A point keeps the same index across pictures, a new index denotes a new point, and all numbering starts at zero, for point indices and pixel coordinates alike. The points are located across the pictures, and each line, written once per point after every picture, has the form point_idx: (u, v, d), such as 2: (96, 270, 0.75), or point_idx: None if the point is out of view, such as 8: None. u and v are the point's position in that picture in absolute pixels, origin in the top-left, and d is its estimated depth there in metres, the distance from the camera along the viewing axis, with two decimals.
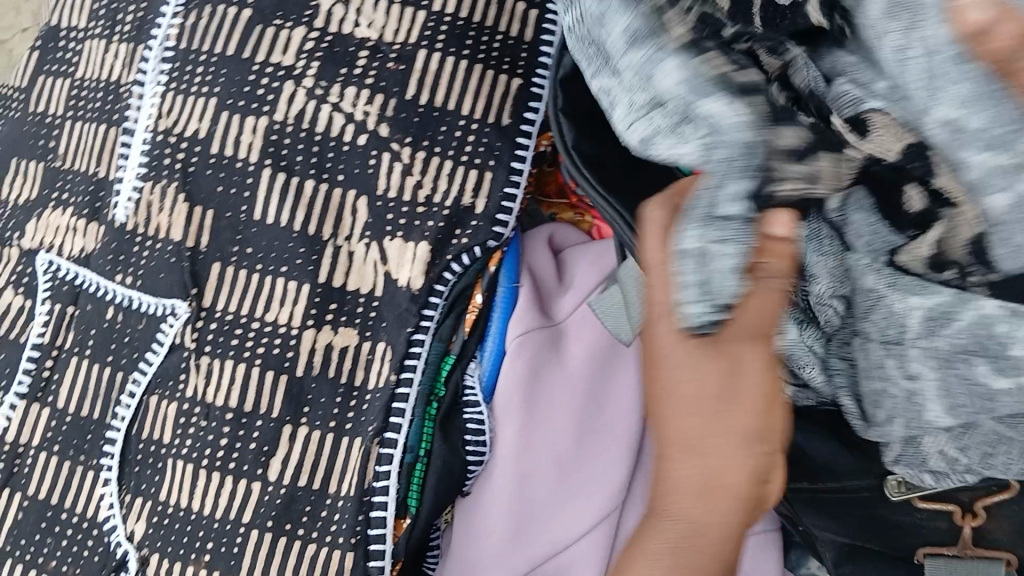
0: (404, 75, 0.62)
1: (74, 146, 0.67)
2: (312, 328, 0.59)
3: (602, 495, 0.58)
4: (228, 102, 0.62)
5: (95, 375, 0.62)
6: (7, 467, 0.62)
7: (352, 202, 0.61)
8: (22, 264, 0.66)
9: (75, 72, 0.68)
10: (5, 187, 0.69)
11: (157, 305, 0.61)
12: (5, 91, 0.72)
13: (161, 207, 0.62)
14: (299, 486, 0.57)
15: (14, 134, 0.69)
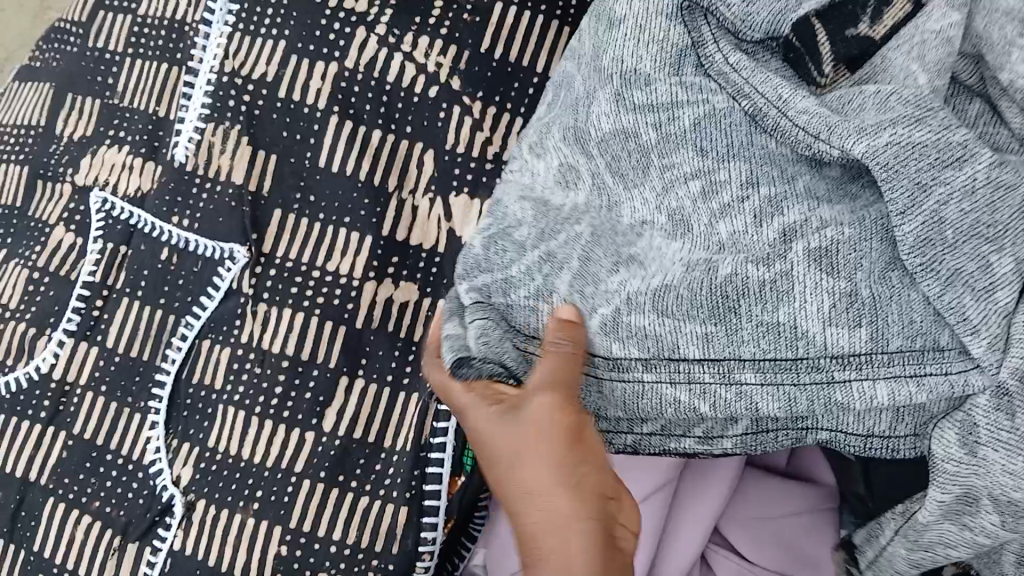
0: (479, 28, 0.60)
1: (133, 83, 0.66)
2: (373, 280, 0.58)
3: (656, 463, 0.55)
4: (298, 46, 0.61)
5: (146, 316, 0.61)
6: (53, 405, 0.61)
7: (418, 154, 0.60)
8: (75, 201, 0.65)
9: (138, 9, 0.67)
10: (60, 122, 0.67)
11: (215, 248, 0.60)
12: (62, 25, 0.70)
13: (222, 149, 0.61)
14: (353, 438, 0.56)
15: (71, 69, 0.68)
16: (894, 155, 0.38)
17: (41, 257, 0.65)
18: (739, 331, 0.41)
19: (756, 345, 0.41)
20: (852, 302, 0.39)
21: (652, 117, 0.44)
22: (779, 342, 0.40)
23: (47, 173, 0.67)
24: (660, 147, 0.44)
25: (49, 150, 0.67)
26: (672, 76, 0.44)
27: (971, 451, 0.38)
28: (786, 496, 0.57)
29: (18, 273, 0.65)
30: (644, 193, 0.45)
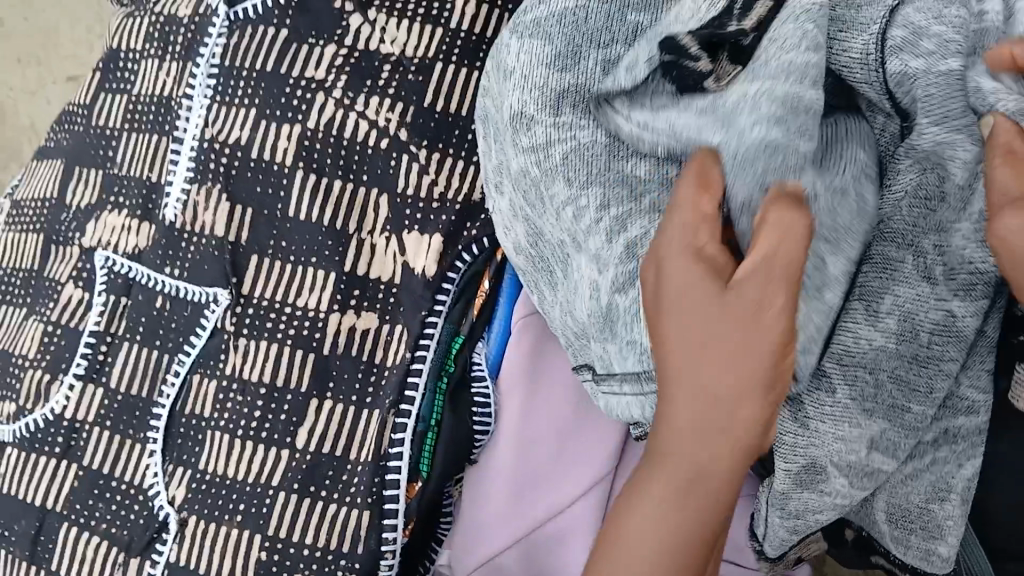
0: (422, 85, 0.68)
1: (129, 154, 0.74)
2: (337, 312, 0.66)
3: (597, 461, 0.62)
4: (267, 112, 0.69)
5: (144, 357, 0.69)
6: (65, 440, 0.69)
7: (374, 199, 0.67)
8: (82, 261, 0.74)
9: (132, 90, 0.76)
10: (69, 192, 0.76)
11: (202, 293, 0.68)
12: (70, 108, 0.80)
13: (206, 206, 0.69)
14: (323, 452, 0.63)
15: (77, 146, 0.77)
16: (755, 154, 0.43)
17: (54, 312, 0.73)
18: None
19: None
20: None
21: (535, 156, 0.52)
22: None
23: (59, 238, 0.76)
24: (544, 179, 0.52)
25: (60, 218, 0.76)
26: (549, 119, 0.51)
27: (801, 423, 0.47)
28: None
29: (37, 327, 0.74)
30: (550, 220, 0.53)
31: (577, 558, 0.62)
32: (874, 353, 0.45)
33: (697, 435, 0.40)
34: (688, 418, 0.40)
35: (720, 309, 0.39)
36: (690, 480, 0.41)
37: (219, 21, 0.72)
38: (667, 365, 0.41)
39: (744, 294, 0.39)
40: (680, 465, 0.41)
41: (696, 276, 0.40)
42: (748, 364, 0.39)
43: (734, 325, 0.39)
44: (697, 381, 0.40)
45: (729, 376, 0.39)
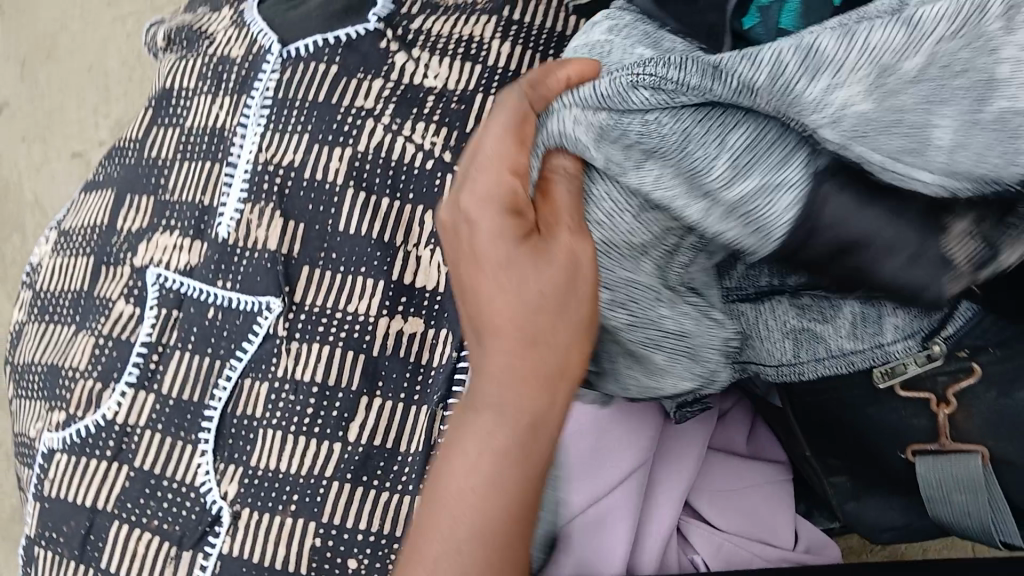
0: (465, 113, 0.74)
1: (182, 181, 0.80)
2: (385, 317, 0.70)
3: (637, 444, 0.64)
4: (319, 137, 0.75)
5: (196, 364, 0.72)
6: (116, 444, 0.72)
7: (419, 215, 0.72)
8: (133, 279, 0.78)
9: (185, 124, 0.82)
10: (120, 218, 0.81)
11: (253, 303, 0.72)
12: (122, 143, 0.85)
13: (258, 223, 0.74)
14: (374, 445, 0.66)
15: (129, 176, 0.82)
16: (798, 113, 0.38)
17: (105, 326, 0.76)
18: None
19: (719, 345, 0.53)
20: None
21: None
22: None
23: (110, 259, 0.80)
24: None
25: (111, 241, 0.80)
26: None
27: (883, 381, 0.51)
28: (744, 477, 0.66)
29: (86, 341, 0.77)
30: None
31: (622, 544, 0.61)
32: (885, 353, 0.49)
33: (463, 496, 0.45)
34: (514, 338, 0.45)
35: (501, 288, 0.45)
36: (465, 528, 0.45)
37: (275, 60, 0.78)
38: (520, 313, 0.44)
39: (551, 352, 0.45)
40: (448, 526, 0.45)
41: (479, 222, 0.45)
42: (545, 382, 0.45)
43: (534, 331, 0.44)
44: (465, 438, 0.45)
45: (482, 429, 0.45)
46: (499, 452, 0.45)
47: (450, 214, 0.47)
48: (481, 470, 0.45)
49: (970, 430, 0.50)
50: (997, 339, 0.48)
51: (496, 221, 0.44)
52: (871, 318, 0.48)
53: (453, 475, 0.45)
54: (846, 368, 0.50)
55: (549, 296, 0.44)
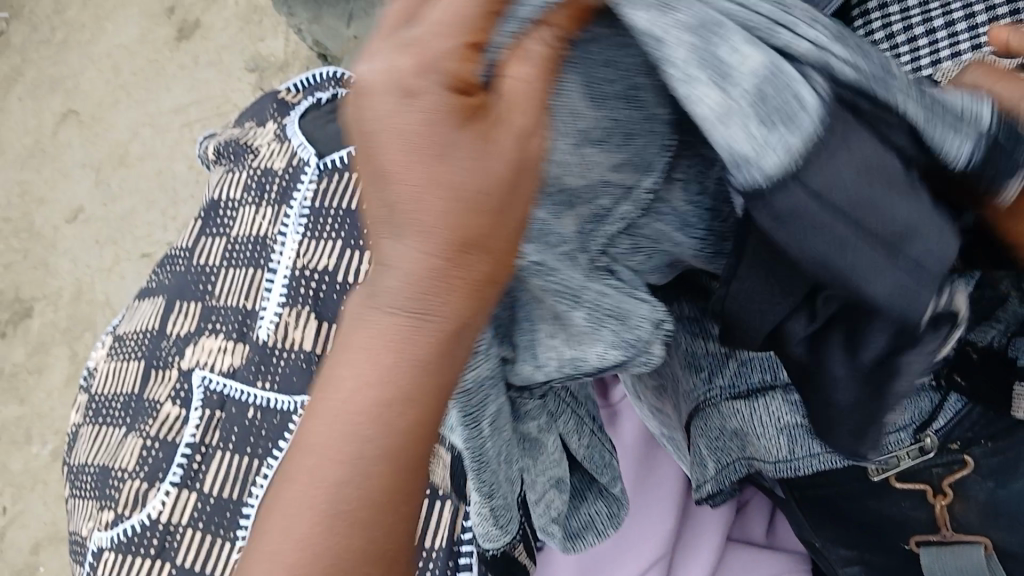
0: None
1: (226, 287, 0.84)
2: None
3: (652, 540, 0.66)
4: (352, 242, 0.80)
5: (235, 463, 0.76)
6: (160, 542, 0.75)
7: None
8: (180, 382, 0.82)
9: (231, 232, 0.86)
10: (170, 323, 0.86)
11: (290, 402, 0.76)
12: (173, 253, 0.90)
13: (295, 325, 0.78)
14: None
15: (179, 284, 0.87)
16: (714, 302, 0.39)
17: (153, 427, 0.81)
18: (710, 431, 0.55)
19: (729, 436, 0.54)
20: (722, 430, 0.54)
21: None
22: (734, 436, 0.55)
23: (159, 362, 0.84)
24: None
25: (160, 346, 0.85)
26: None
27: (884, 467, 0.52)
28: (763, 566, 0.66)
29: (135, 443, 0.81)
30: None
31: None
32: (879, 445, 0.51)
33: (324, 465, 0.36)
34: (397, 174, 0.33)
35: (401, 158, 0.33)
36: (317, 507, 0.36)
37: (312, 171, 0.83)
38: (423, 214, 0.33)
39: (467, 261, 0.34)
40: (303, 495, 0.36)
41: (378, 84, 0.33)
42: (454, 305, 0.34)
43: (421, 223, 0.33)
44: (346, 360, 0.36)
45: (356, 380, 0.36)
46: (382, 411, 0.36)
47: (369, 71, 0.34)
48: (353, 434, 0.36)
49: (967, 519, 0.51)
50: (987, 432, 0.50)
51: (437, 99, 0.32)
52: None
53: (320, 433, 0.37)
54: (846, 463, 0.52)
55: (492, 198, 0.33)
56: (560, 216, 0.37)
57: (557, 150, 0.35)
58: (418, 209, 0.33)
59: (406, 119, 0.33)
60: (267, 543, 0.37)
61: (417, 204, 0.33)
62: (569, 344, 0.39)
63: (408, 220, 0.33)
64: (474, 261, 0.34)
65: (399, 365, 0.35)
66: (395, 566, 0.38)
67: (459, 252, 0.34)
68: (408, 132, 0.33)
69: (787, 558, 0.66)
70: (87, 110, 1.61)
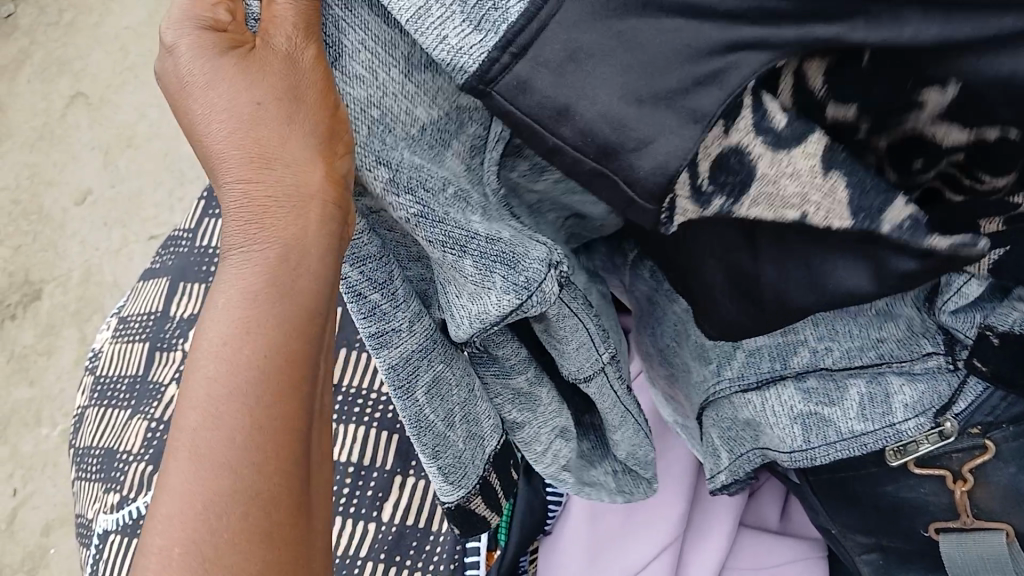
0: None
1: None
2: None
3: (662, 524, 0.65)
4: None
5: None
6: None
7: None
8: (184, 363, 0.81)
9: None
10: (174, 305, 0.85)
11: None
12: (177, 235, 0.89)
13: None
14: (407, 525, 0.67)
15: (183, 264, 0.86)
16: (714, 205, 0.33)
17: (158, 409, 0.80)
18: (723, 416, 0.54)
19: (743, 423, 0.53)
20: (736, 418, 0.54)
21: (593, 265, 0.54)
22: (747, 423, 0.53)
23: (165, 344, 0.83)
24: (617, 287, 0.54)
25: (164, 327, 0.84)
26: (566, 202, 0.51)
27: (901, 452, 0.50)
28: (777, 552, 0.65)
29: (139, 426, 0.80)
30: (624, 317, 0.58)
31: None
32: (894, 430, 0.49)
33: (208, 387, 0.36)
34: (214, 122, 0.37)
35: (252, 113, 0.37)
36: (204, 412, 0.36)
37: None
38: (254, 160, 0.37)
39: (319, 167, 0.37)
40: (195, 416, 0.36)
41: (184, 50, 0.37)
42: (283, 207, 0.37)
43: (282, 144, 0.37)
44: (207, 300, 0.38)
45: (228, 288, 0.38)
46: (236, 300, 0.37)
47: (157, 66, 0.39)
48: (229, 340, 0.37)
49: (988, 507, 0.50)
50: (1007, 416, 0.47)
51: (191, 43, 0.37)
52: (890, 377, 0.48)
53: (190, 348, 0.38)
54: (863, 448, 0.51)
55: (269, 106, 0.36)
56: (434, 162, 0.36)
57: (398, 105, 0.35)
58: (233, 149, 0.37)
59: (221, 93, 0.37)
60: (167, 476, 0.36)
61: (225, 148, 0.37)
62: (472, 278, 0.37)
63: (222, 159, 0.37)
64: (329, 157, 0.37)
65: (275, 272, 0.37)
66: (268, 459, 0.36)
67: (268, 184, 0.37)
68: (197, 85, 0.37)
69: (802, 543, 0.65)
70: (95, 91, 1.60)
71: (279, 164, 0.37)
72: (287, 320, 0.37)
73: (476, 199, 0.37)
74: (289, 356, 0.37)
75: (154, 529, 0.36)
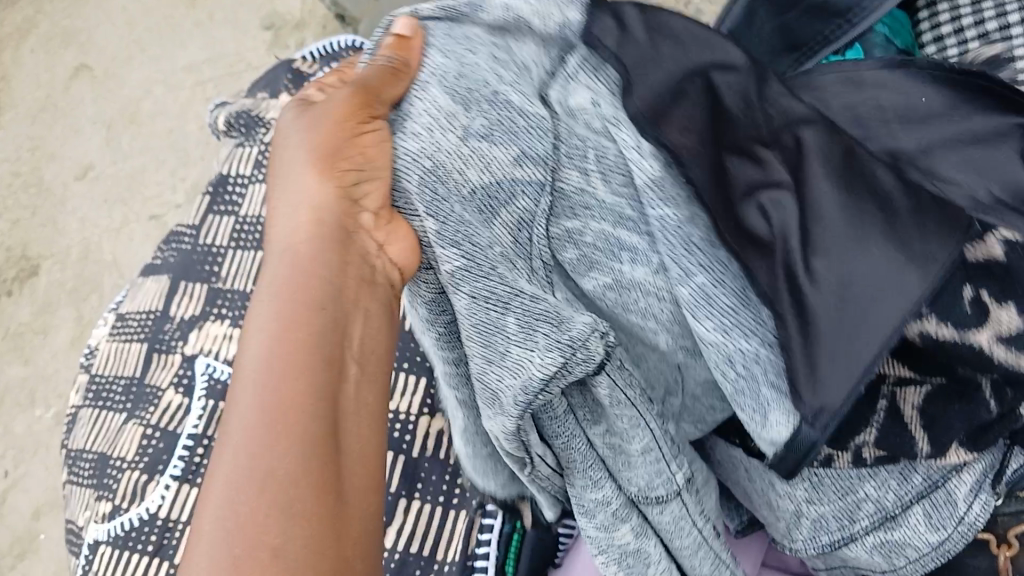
0: None
1: (234, 270, 0.80)
2: (427, 415, 0.69)
3: None
4: None
5: None
6: (159, 538, 0.71)
7: None
8: (183, 368, 0.78)
9: (240, 211, 0.83)
10: (174, 305, 0.81)
11: None
12: (179, 229, 0.86)
13: None
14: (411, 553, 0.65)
15: (184, 262, 0.83)
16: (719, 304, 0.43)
17: (154, 415, 0.77)
18: (781, 523, 0.50)
19: (801, 530, 0.49)
20: (794, 526, 0.49)
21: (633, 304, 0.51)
22: (804, 528, 0.49)
23: (162, 346, 0.80)
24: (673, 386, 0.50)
25: (163, 328, 0.81)
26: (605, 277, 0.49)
27: (957, 522, 0.48)
28: None
29: (135, 431, 0.77)
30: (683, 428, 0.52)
31: None
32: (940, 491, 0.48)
33: (262, 384, 0.39)
34: (280, 197, 0.45)
35: (308, 225, 0.43)
36: (250, 418, 0.39)
37: None
38: (300, 263, 0.42)
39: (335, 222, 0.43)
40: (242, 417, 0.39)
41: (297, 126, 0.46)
42: (321, 279, 0.42)
43: (326, 242, 0.43)
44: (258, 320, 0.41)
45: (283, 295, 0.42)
46: (293, 327, 0.41)
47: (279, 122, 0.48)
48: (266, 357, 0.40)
49: None
50: None
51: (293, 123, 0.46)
52: (899, 489, 0.48)
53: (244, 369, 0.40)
54: (922, 543, 0.48)
55: (326, 209, 0.43)
56: (483, 225, 0.42)
57: (454, 231, 0.41)
58: (290, 228, 0.44)
59: (297, 184, 0.44)
60: (222, 467, 0.38)
61: (286, 226, 0.44)
62: (514, 353, 0.41)
63: (277, 237, 0.44)
64: (342, 216, 0.43)
65: (298, 295, 0.41)
66: (303, 457, 0.38)
67: (345, 256, 0.43)
68: (295, 159, 0.45)
69: None
70: (99, 65, 1.56)
71: (327, 251, 0.43)
72: (326, 336, 0.41)
73: (524, 263, 0.43)
74: (315, 385, 0.40)
75: (208, 515, 0.37)
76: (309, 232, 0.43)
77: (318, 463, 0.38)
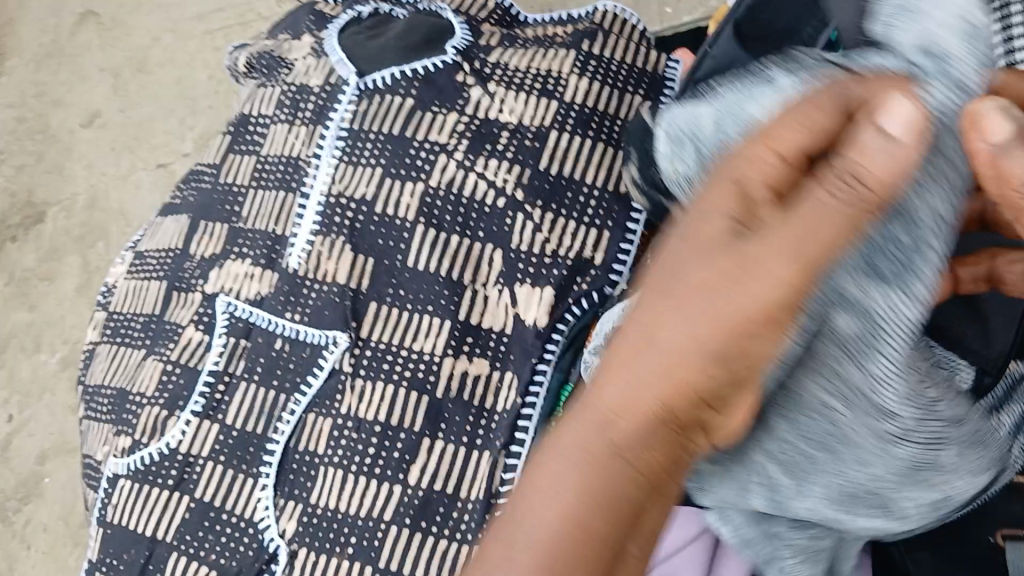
0: (539, 150, 0.72)
1: (256, 209, 0.79)
2: (450, 356, 0.69)
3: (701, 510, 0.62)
4: (391, 170, 0.74)
5: (261, 397, 0.72)
6: (179, 474, 0.72)
7: (489, 253, 0.71)
8: (204, 306, 0.78)
9: (261, 150, 0.81)
10: (194, 243, 0.81)
11: (321, 335, 0.72)
12: (200, 168, 0.85)
13: (330, 255, 0.73)
14: (434, 489, 0.66)
15: (205, 200, 0.83)
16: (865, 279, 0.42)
17: (174, 352, 0.77)
18: (807, 447, 0.47)
19: (826, 452, 0.46)
20: (825, 447, 0.46)
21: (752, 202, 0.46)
22: (833, 449, 0.46)
23: (182, 284, 0.80)
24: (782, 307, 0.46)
25: (183, 266, 0.81)
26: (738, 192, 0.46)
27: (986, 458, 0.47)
28: None
29: (155, 367, 0.77)
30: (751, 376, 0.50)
31: None
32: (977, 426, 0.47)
33: (583, 483, 0.39)
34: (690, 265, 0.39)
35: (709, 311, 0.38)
36: (558, 514, 0.39)
37: (351, 90, 0.77)
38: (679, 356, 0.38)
39: (750, 244, 0.38)
40: (573, 457, 0.40)
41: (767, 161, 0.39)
42: (699, 389, 0.39)
43: (728, 300, 0.38)
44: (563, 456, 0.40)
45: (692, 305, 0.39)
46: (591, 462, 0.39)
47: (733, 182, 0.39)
48: (559, 521, 0.39)
49: None
50: None
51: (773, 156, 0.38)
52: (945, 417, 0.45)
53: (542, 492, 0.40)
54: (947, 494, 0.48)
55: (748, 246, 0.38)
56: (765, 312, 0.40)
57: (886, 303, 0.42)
58: (723, 316, 0.38)
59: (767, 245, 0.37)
60: (532, 522, 0.40)
61: (720, 309, 0.38)
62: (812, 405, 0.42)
63: (680, 320, 0.38)
64: (709, 352, 0.38)
65: (636, 407, 0.39)
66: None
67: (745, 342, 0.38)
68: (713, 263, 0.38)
69: None
70: (107, 12, 1.54)
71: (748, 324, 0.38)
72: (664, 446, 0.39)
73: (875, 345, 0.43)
74: (614, 519, 0.39)
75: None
76: (762, 309, 0.37)
77: (623, 514, 0.39)
